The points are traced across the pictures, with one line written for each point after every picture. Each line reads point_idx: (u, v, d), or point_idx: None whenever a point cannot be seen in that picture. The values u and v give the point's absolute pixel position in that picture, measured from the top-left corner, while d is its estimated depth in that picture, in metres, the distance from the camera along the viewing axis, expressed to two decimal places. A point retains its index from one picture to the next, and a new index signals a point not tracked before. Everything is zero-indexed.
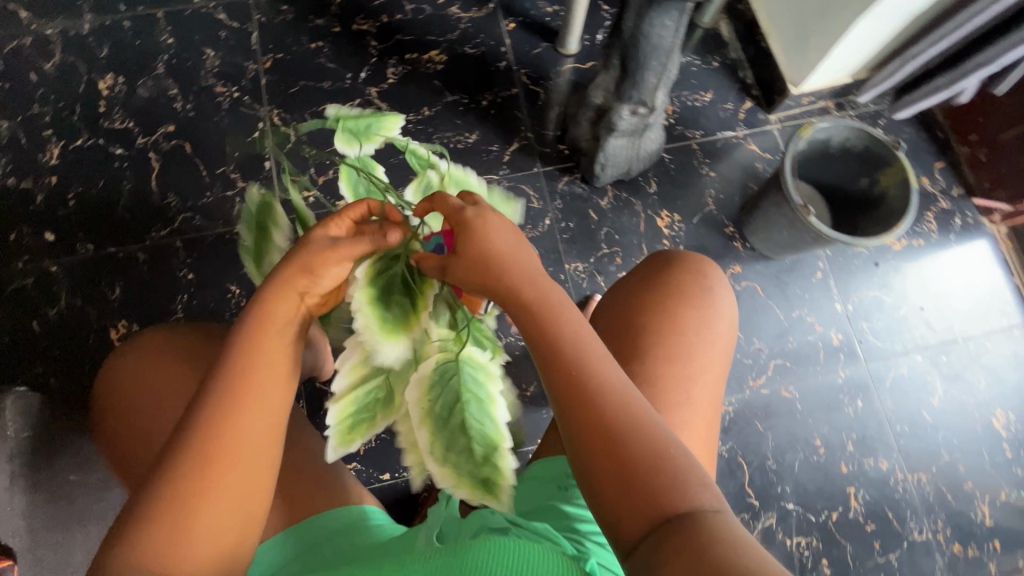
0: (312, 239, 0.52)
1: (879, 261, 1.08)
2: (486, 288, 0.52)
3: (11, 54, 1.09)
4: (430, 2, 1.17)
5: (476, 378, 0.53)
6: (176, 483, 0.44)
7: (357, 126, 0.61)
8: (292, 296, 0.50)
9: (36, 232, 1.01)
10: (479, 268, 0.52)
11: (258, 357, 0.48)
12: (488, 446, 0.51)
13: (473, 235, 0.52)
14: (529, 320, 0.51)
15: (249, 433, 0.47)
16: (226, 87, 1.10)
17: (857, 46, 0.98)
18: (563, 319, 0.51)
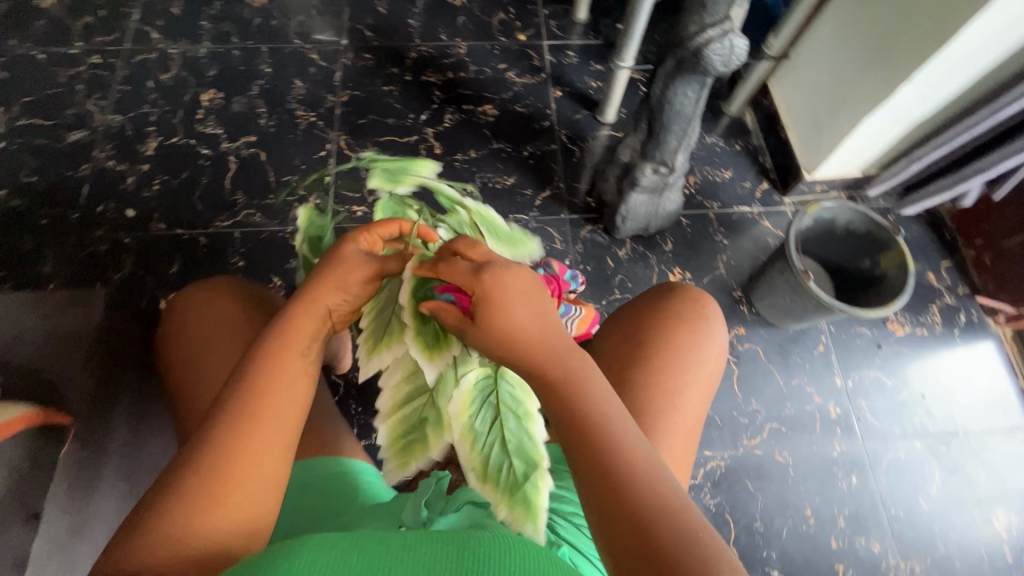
0: (341, 256, 0.54)
1: (881, 344, 1.11)
2: (492, 350, 0.48)
3: (137, 64, 1.30)
4: (491, 66, 1.35)
5: (516, 396, 0.51)
6: (189, 493, 0.45)
7: (391, 169, 0.57)
8: (315, 316, 0.53)
9: (119, 208, 1.16)
10: (518, 338, 0.48)
11: (279, 374, 0.50)
12: (529, 462, 0.48)
13: (489, 281, 0.48)
14: (552, 400, 0.48)
15: (265, 447, 0.48)
16: (306, 112, 1.28)
17: (866, 143, 1.09)
18: (590, 391, 0.47)
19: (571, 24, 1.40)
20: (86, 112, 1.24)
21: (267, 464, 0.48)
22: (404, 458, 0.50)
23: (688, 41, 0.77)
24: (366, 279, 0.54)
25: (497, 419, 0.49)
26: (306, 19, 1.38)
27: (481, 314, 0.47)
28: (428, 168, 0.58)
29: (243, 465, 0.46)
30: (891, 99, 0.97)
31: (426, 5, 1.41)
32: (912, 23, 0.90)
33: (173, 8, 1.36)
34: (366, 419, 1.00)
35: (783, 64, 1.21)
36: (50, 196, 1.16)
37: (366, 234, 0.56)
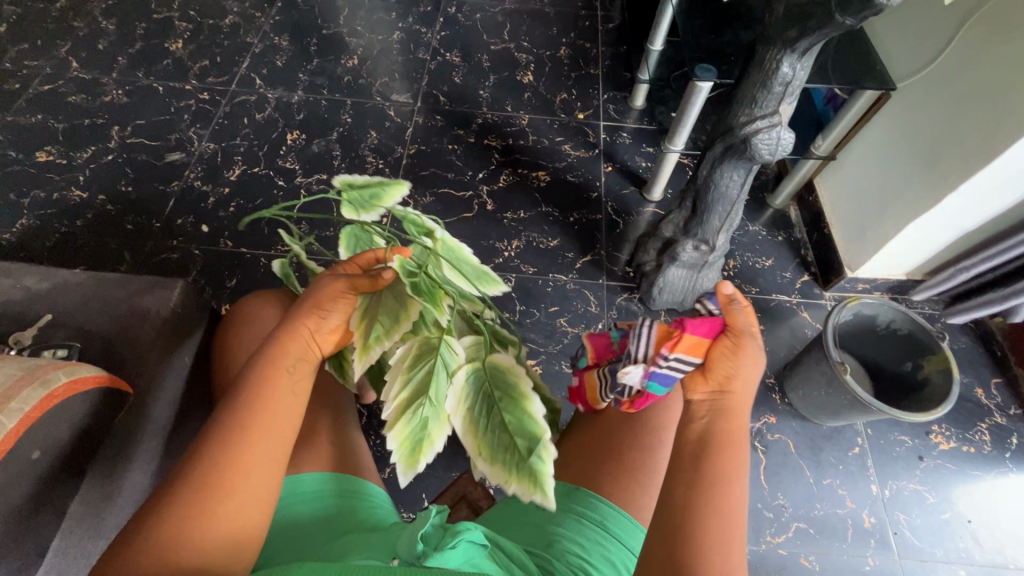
0: (320, 280, 0.52)
1: (923, 456, 1.05)
2: (719, 363, 0.55)
3: (238, 103, 1.47)
4: (549, 137, 1.45)
5: (506, 378, 0.46)
6: (176, 510, 0.42)
7: (361, 197, 0.59)
8: (301, 336, 0.50)
9: (196, 223, 1.27)
10: (740, 378, 0.55)
11: (268, 391, 0.48)
12: (530, 437, 0.43)
13: (753, 350, 0.56)
14: (724, 428, 0.53)
15: (254, 462, 0.45)
16: (375, 159, 1.40)
17: (912, 247, 1.10)
18: (738, 449, 0.52)
19: (628, 109, 1.51)
20: (186, 138, 1.40)
21: (257, 480, 0.45)
22: (413, 458, 0.44)
23: (737, 129, 0.83)
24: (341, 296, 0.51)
25: (496, 404, 0.45)
26: (389, 81, 1.54)
27: (747, 334, 0.56)
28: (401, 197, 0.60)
29: (233, 480, 0.44)
30: (939, 205, 0.99)
31: (497, 80, 1.56)
32: (958, 138, 0.94)
33: (277, 61, 1.56)
34: (383, 452, 1.00)
35: (830, 164, 1.25)
36: (139, 205, 1.28)
37: (346, 265, 0.54)
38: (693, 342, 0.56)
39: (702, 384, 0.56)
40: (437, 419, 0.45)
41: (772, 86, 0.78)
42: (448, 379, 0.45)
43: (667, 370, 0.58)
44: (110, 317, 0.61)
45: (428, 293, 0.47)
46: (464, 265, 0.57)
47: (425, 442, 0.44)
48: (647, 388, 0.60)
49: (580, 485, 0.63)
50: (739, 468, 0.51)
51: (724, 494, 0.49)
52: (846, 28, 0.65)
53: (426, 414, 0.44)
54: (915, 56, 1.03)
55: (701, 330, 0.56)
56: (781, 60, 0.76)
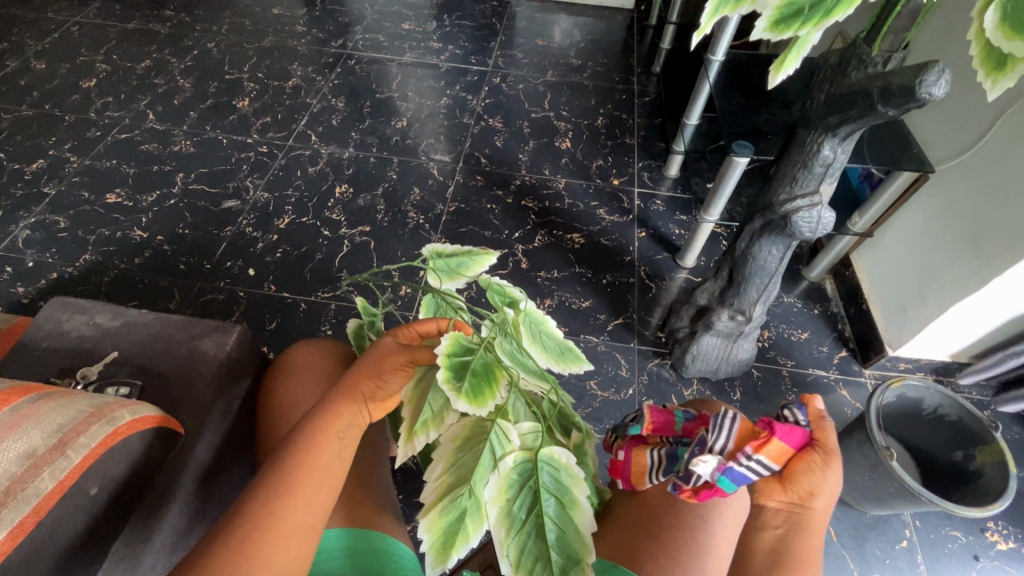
0: (382, 348, 0.55)
1: (979, 555, 0.98)
2: (804, 480, 0.63)
3: (293, 157, 1.57)
4: (584, 202, 1.50)
5: (559, 482, 0.45)
6: (212, 567, 0.42)
7: (448, 264, 0.64)
8: (357, 401, 0.53)
9: (244, 266, 1.33)
10: (821, 496, 0.63)
11: (318, 452, 0.49)
12: (569, 554, 0.42)
13: (832, 469, 0.64)
14: (799, 536, 0.63)
15: (291, 526, 0.46)
16: (416, 215, 1.46)
17: (956, 329, 1.07)
18: (812, 557, 0.62)
19: (662, 177, 1.55)
20: (243, 187, 1.49)
21: (292, 545, 0.45)
22: (444, 551, 0.43)
23: (777, 206, 0.84)
24: (401, 370, 0.53)
25: (537, 500, 0.44)
26: (434, 142, 1.63)
27: (830, 458, 0.64)
28: (484, 267, 0.65)
29: (270, 540, 0.44)
30: (982, 288, 0.97)
31: (536, 145, 1.64)
32: (999, 224, 0.94)
33: (332, 121, 1.67)
34: (406, 508, 0.98)
35: (868, 241, 1.25)
36: (193, 248, 1.36)
37: (407, 332, 0.57)
38: (778, 449, 0.61)
39: (781, 493, 0.64)
40: (473, 514, 0.44)
41: (812, 167, 0.80)
42: (495, 462, 0.45)
43: (746, 470, 0.58)
44: (170, 359, 0.63)
45: (479, 377, 0.47)
46: (546, 341, 0.59)
47: (460, 536, 0.43)
48: (716, 482, 0.57)
49: (618, 563, 0.60)
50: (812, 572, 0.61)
51: None
52: (887, 118, 0.68)
53: (465, 506, 0.44)
54: (952, 143, 1.05)
55: (783, 437, 0.62)
56: (822, 143, 0.78)
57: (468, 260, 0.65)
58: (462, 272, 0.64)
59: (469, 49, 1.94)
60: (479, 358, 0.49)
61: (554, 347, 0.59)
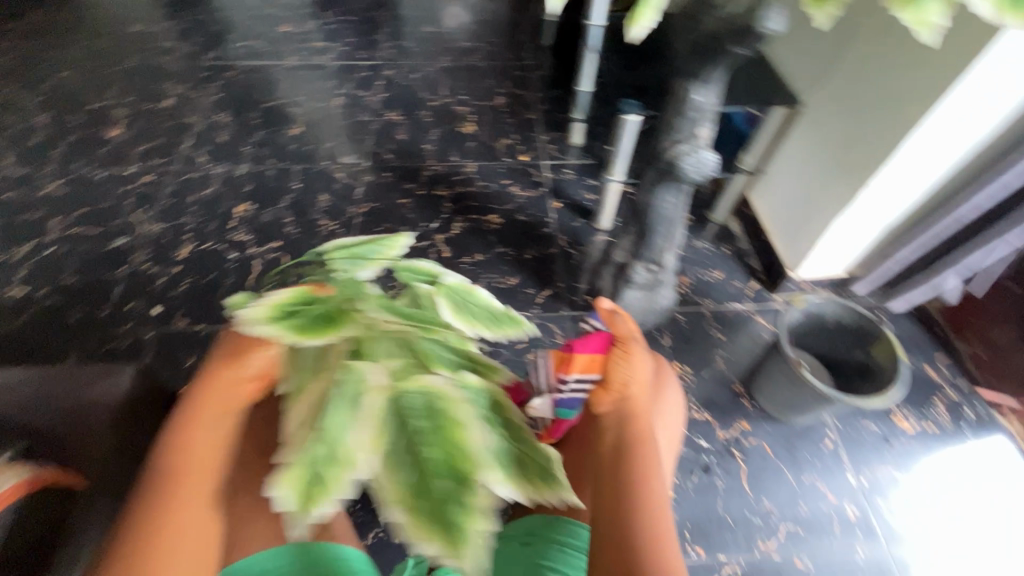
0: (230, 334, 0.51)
1: (891, 440, 1.09)
2: (619, 367, 0.63)
3: (183, 182, 1.47)
4: (497, 181, 1.51)
5: (428, 402, 0.29)
6: None
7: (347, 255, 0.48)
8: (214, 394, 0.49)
9: (147, 305, 1.24)
10: (633, 380, 0.62)
11: (187, 457, 0.46)
12: (456, 480, 0.26)
13: (635, 351, 0.65)
14: (628, 415, 0.59)
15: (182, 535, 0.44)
16: (328, 221, 1.41)
17: (842, 243, 1.18)
18: (645, 428, 0.57)
19: (568, 147, 1.59)
20: (131, 222, 1.38)
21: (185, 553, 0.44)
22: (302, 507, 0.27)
23: (665, 155, 0.89)
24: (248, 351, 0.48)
25: (403, 429, 0.28)
26: (334, 144, 1.58)
27: (629, 343, 0.66)
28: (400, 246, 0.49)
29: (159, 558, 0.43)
30: (855, 202, 1.08)
31: (440, 133, 1.62)
32: (860, 143, 1.04)
33: (220, 137, 1.57)
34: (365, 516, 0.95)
35: (759, 178, 1.35)
36: (85, 296, 1.24)
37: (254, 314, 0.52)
38: (586, 358, 0.68)
39: (606, 396, 0.62)
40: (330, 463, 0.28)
41: (687, 114, 0.84)
42: (343, 400, 0.29)
43: (571, 392, 0.70)
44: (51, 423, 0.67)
45: (314, 315, 0.36)
46: (475, 308, 0.45)
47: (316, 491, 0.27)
48: (558, 416, 0.72)
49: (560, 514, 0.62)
50: (650, 441, 0.56)
51: (642, 461, 0.53)
52: (742, 57, 0.73)
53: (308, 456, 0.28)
54: (813, 75, 1.14)
55: (587, 349, 0.69)
56: (691, 90, 0.82)
57: (375, 246, 0.49)
58: (366, 260, 0.47)
59: (356, 44, 1.87)
60: (328, 301, 0.38)
61: (484, 314, 0.45)
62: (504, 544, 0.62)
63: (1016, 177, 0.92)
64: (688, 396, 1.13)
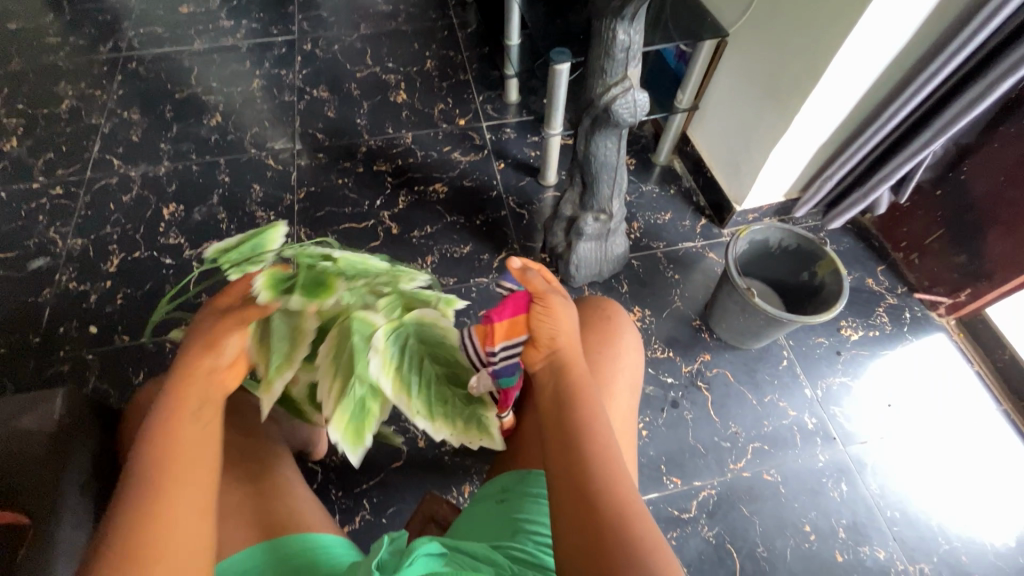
0: (201, 322, 0.49)
1: (840, 350, 1.16)
2: (544, 327, 0.55)
3: (98, 189, 1.36)
4: (437, 149, 1.46)
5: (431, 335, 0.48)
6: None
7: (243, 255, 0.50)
8: (198, 379, 0.47)
9: (82, 326, 1.16)
10: (563, 334, 0.55)
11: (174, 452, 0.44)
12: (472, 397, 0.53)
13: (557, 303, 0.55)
14: (565, 377, 0.54)
15: (169, 560, 0.40)
16: (265, 212, 1.34)
17: (780, 172, 1.21)
18: (587, 389, 0.53)
19: (505, 105, 1.55)
20: (48, 240, 1.28)
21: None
22: (356, 435, 0.46)
23: (598, 100, 0.87)
24: (232, 328, 0.47)
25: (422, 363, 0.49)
26: (260, 130, 1.48)
27: (550, 293, 0.55)
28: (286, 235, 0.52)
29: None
30: (789, 130, 1.10)
31: (371, 105, 1.55)
32: (788, 68, 1.05)
33: (132, 136, 1.46)
34: (349, 502, 0.95)
35: (696, 115, 1.35)
36: (11, 325, 1.16)
37: (222, 297, 0.50)
38: (507, 324, 0.56)
39: (539, 356, 0.56)
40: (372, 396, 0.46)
41: (614, 55, 0.83)
42: (369, 344, 0.45)
43: (506, 363, 0.56)
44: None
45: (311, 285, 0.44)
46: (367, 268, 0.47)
47: (367, 419, 0.46)
48: (501, 389, 0.58)
49: (532, 468, 0.63)
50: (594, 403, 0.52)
51: (590, 428, 0.50)
52: None
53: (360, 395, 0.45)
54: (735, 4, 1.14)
55: (504, 313, 0.56)
56: (615, 29, 0.81)
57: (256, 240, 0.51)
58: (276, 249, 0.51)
59: (267, 19, 1.75)
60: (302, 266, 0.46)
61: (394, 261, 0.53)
62: (480, 507, 0.63)
63: (934, 84, 0.95)
64: (651, 337, 1.16)
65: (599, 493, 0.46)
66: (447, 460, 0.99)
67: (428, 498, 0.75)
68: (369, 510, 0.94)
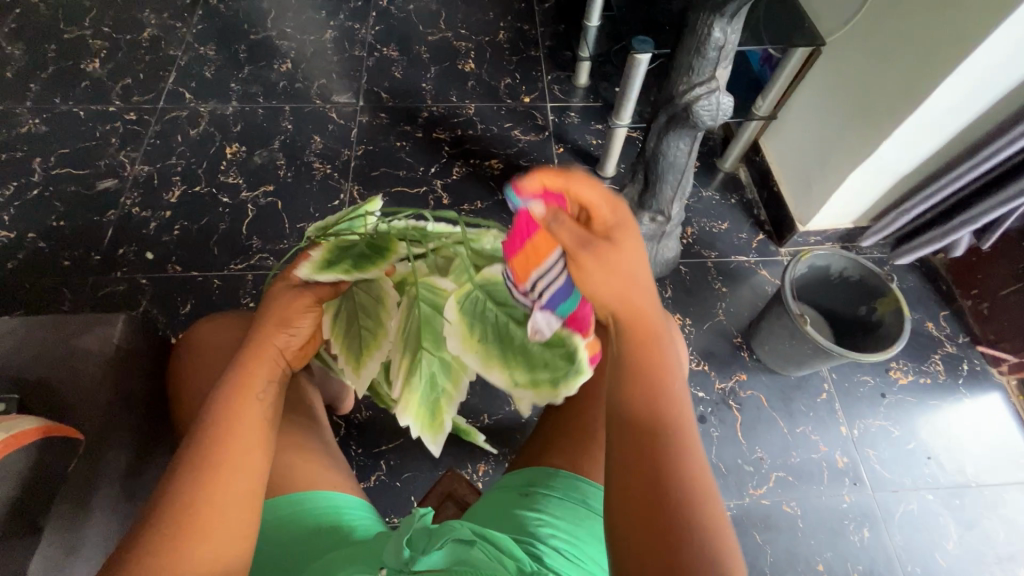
0: (277, 295, 0.51)
1: (885, 392, 1.11)
2: (609, 289, 0.42)
3: (168, 120, 1.40)
4: (498, 124, 1.44)
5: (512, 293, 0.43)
6: (162, 541, 0.42)
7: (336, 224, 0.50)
8: (269, 353, 0.50)
9: (140, 250, 1.21)
10: (624, 298, 0.42)
11: (234, 424, 0.47)
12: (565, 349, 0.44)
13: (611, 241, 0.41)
14: (642, 348, 0.44)
15: (219, 521, 0.44)
16: (322, 164, 1.35)
17: (854, 197, 1.15)
18: (667, 368, 0.45)
19: (573, 88, 1.51)
20: (117, 163, 1.33)
21: (221, 543, 0.44)
22: (434, 423, 0.45)
23: (678, 98, 0.84)
24: (305, 310, 0.50)
25: (506, 325, 0.43)
26: (327, 81, 1.49)
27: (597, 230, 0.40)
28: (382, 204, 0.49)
29: (193, 552, 0.43)
30: (873, 155, 1.03)
31: (439, 70, 1.53)
32: (883, 90, 0.99)
33: (205, 72, 1.49)
34: (367, 460, 0.97)
35: (773, 124, 1.29)
36: (75, 239, 1.21)
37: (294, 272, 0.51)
38: (508, 253, 0.41)
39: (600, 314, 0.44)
40: (445, 376, 0.44)
41: (706, 52, 0.80)
42: (439, 315, 0.43)
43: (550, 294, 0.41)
44: (55, 363, 0.74)
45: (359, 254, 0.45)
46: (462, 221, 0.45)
47: (443, 403, 0.44)
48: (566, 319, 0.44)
49: (558, 468, 0.63)
50: (675, 386, 0.45)
51: (668, 414, 0.44)
52: None
53: (432, 373, 0.44)
54: (837, 12, 1.07)
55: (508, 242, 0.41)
56: (712, 25, 0.78)
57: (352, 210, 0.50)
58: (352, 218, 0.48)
59: None
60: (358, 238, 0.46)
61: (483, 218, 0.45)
62: (504, 493, 0.63)
63: None
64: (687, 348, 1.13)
65: (672, 494, 0.41)
66: (466, 436, 1.00)
67: (448, 475, 0.77)
68: (384, 472, 0.97)
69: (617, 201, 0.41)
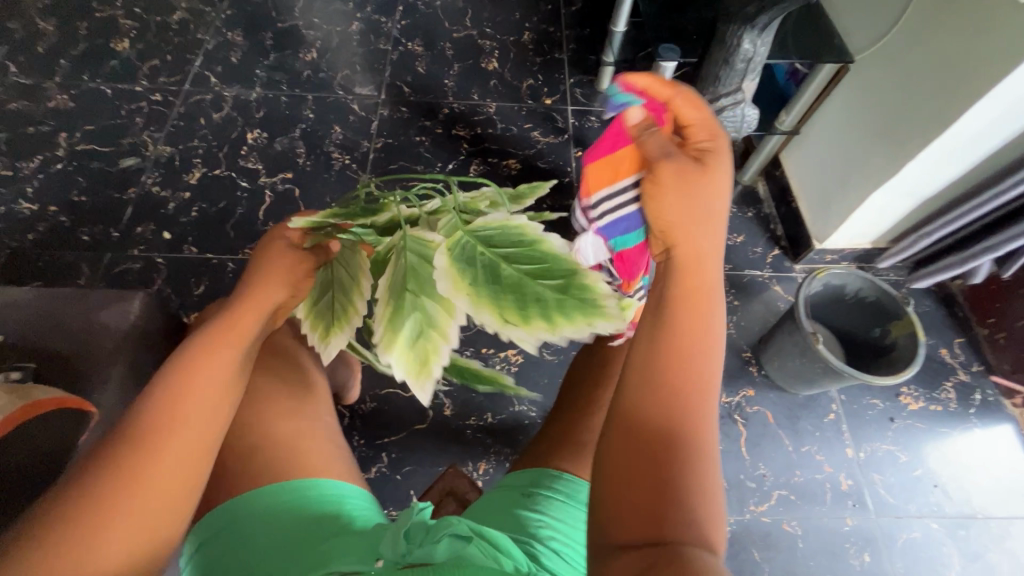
0: (274, 254, 0.48)
1: (894, 417, 1.09)
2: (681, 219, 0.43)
3: (192, 103, 1.42)
4: (518, 125, 1.44)
5: (506, 234, 0.38)
6: (99, 486, 0.38)
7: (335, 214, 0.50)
8: (256, 306, 0.46)
9: (157, 229, 1.23)
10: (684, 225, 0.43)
11: (200, 371, 0.42)
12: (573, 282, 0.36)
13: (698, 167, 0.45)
14: (684, 290, 0.41)
15: (163, 473, 0.40)
16: (341, 155, 1.36)
17: (874, 217, 1.13)
18: (707, 320, 0.40)
19: (595, 92, 1.50)
20: (140, 142, 1.34)
21: (159, 497, 0.39)
22: (421, 367, 0.36)
23: None
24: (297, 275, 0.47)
25: (501, 265, 0.37)
26: (351, 72, 1.50)
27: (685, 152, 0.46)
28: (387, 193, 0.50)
29: (130, 502, 0.38)
30: (896, 177, 1.02)
31: (462, 68, 1.53)
32: (910, 111, 0.97)
33: (231, 57, 1.50)
34: (369, 452, 0.98)
35: (795, 139, 1.27)
36: (95, 215, 1.23)
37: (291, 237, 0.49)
38: (603, 165, 0.55)
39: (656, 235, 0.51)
40: (432, 312, 0.36)
41: (734, 63, 0.79)
42: (424, 260, 0.38)
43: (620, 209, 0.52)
44: (71, 336, 0.75)
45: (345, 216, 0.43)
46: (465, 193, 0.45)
47: (432, 346, 0.35)
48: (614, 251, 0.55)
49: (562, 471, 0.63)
50: (709, 342, 0.40)
51: (696, 371, 0.39)
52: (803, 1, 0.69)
53: (412, 311, 0.36)
54: (868, 30, 1.06)
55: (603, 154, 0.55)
56: (742, 37, 0.77)
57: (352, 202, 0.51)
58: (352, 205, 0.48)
59: None
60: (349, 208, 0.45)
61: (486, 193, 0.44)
62: (507, 493, 0.63)
63: None
64: None
65: (677, 461, 0.38)
66: (469, 434, 1.00)
67: (450, 472, 0.79)
68: (386, 464, 0.97)
69: (719, 136, 0.46)
